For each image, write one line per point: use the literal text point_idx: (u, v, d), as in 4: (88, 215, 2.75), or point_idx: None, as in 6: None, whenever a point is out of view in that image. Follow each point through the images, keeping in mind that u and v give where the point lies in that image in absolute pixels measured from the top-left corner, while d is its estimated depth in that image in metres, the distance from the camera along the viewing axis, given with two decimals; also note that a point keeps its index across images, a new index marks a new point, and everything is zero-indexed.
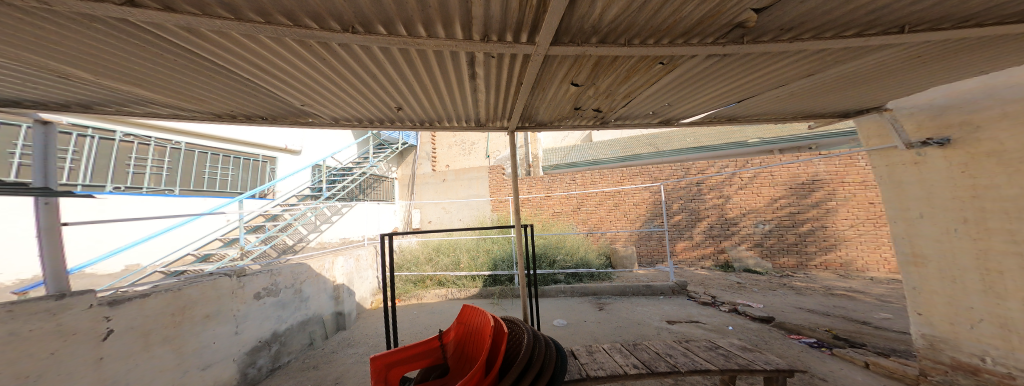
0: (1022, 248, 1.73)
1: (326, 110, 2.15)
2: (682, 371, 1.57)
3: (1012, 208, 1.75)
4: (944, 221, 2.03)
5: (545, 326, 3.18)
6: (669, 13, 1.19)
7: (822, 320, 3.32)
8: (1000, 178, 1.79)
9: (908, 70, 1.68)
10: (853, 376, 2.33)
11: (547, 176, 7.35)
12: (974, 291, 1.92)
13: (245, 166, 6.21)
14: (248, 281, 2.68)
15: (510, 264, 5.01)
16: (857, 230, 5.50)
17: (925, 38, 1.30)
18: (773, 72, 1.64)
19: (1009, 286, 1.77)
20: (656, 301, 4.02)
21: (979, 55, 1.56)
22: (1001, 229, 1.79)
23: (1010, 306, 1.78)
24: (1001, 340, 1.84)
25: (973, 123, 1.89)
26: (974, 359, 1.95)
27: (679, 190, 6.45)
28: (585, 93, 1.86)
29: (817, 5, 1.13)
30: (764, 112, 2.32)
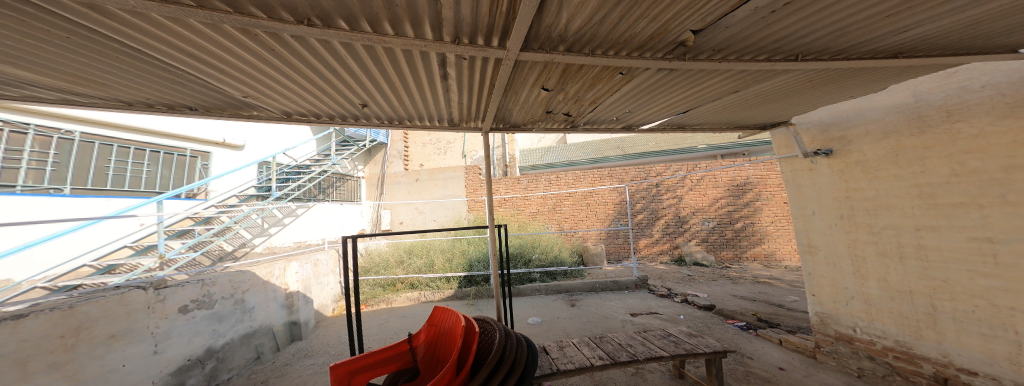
0: (876, 239, 2.24)
1: (278, 103, 2.00)
2: (640, 359, 1.71)
3: (871, 206, 2.26)
4: (828, 217, 2.55)
5: (521, 325, 3.25)
6: (625, 28, 1.31)
7: (750, 304, 3.82)
8: (862, 182, 2.29)
9: (807, 91, 2.04)
10: (772, 352, 2.71)
11: (524, 177, 7.41)
12: (848, 274, 2.43)
13: (167, 162, 5.42)
14: (169, 294, 2.39)
15: (487, 264, 5.01)
16: (781, 226, 6.37)
17: (819, 64, 1.59)
18: (710, 87, 1.86)
19: (869, 270, 2.29)
20: (621, 295, 4.29)
21: (854, 82, 1.95)
22: (864, 224, 2.30)
23: (869, 285, 2.30)
24: (862, 312, 2.36)
25: (852, 138, 2.34)
26: (849, 330, 2.45)
27: (642, 191, 6.92)
28: (555, 98, 1.95)
29: (737, 33, 1.33)
30: (707, 122, 2.61)
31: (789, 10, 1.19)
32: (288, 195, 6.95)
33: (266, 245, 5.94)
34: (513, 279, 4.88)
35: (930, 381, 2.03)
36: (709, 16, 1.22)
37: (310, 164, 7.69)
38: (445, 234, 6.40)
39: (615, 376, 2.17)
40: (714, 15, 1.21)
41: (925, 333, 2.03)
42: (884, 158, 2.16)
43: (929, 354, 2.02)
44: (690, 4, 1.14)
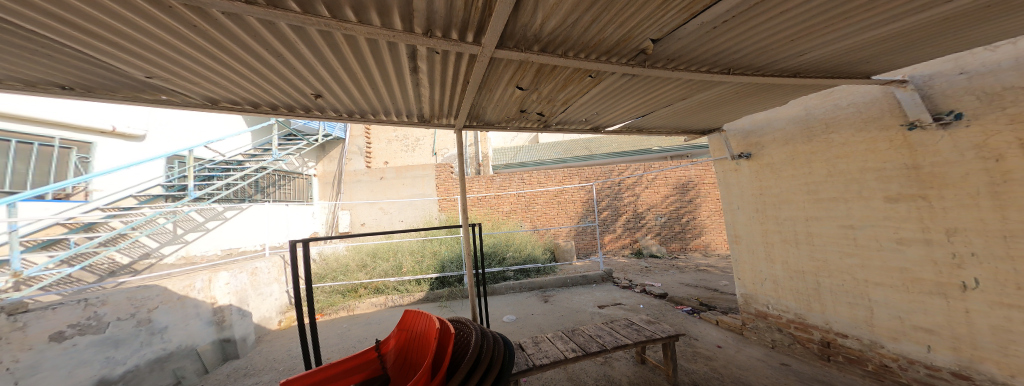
0: (781, 228, 2.73)
1: (201, 88, 1.66)
2: (609, 348, 1.84)
3: (778, 201, 2.73)
4: (748, 211, 3.00)
5: (495, 323, 3.25)
6: (595, 31, 1.34)
7: (694, 290, 4.31)
8: (772, 181, 2.75)
9: (733, 102, 2.35)
10: (711, 332, 3.11)
11: (497, 176, 7.32)
12: (763, 261, 2.91)
13: (21, 155, 3.98)
14: (32, 320, 1.92)
15: (460, 265, 4.89)
16: (717, 220, 7.30)
17: (748, 77, 1.85)
18: (662, 94, 2.04)
19: (778, 255, 2.77)
20: (590, 289, 4.52)
21: (769, 95, 2.31)
22: (773, 216, 2.78)
23: (777, 267, 2.79)
24: (771, 290, 2.85)
25: (766, 143, 2.78)
26: (764, 307, 2.92)
27: (607, 189, 7.32)
28: (529, 97, 1.98)
29: (687, 44, 1.47)
30: (661, 126, 2.87)
31: (729, 26, 1.35)
32: (212, 195, 5.93)
33: (179, 255, 5.01)
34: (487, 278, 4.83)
35: (818, 345, 2.53)
36: (665, 27, 1.32)
37: (245, 159, 6.68)
38: (411, 235, 6.08)
39: (586, 366, 2.30)
40: (670, 26, 1.32)
41: (812, 305, 2.54)
42: (786, 161, 2.63)
43: (818, 323, 2.52)
44: (652, 13, 1.23)
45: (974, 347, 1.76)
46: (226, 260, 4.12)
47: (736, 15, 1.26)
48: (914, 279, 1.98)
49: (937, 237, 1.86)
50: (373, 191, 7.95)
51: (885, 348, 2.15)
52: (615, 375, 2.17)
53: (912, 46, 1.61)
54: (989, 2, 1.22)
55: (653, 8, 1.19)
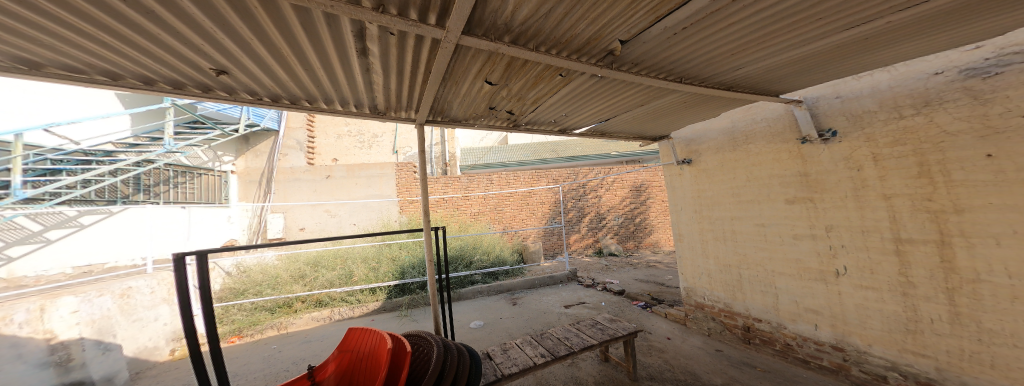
0: (714, 227, 3.04)
1: (7, 44, 1.14)
2: (577, 351, 1.82)
3: (712, 203, 3.03)
4: (689, 213, 3.30)
5: (461, 330, 3.06)
6: (567, 27, 1.27)
7: (646, 285, 4.64)
8: (707, 185, 3.06)
9: (679, 112, 2.56)
10: (660, 324, 3.36)
11: (464, 176, 7.02)
12: (701, 257, 3.21)
13: None
14: None
15: (423, 270, 4.55)
16: (665, 220, 8.01)
17: (696, 87, 1.99)
18: (625, 98, 2.11)
19: (712, 251, 3.08)
20: (558, 289, 4.57)
21: (706, 107, 2.55)
22: (710, 216, 3.07)
23: (710, 262, 3.11)
24: (708, 284, 3.15)
25: (703, 151, 3.07)
26: (701, 298, 3.22)
27: (573, 191, 7.54)
28: (499, 93, 1.88)
29: (651, 48, 1.50)
30: (622, 130, 3.00)
31: (687, 33, 1.40)
32: (56, 196, 4.67)
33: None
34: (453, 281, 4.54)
35: (741, 329, 2.85)
36: (633, 29, 1.32)
37: (122, 149, 5.35)
38: (360, 240, 5.45)
39: (555, 369, 2.28)
40: (638, 28, 1.32)
41: (735, 294, 2.89)
42: (718, 167, 2.94)
43: (741, 310, 2.85)
44: (622, 12, 1.20)
45: (847, 323, 2.16)
46: (89, 278, 3.14)
47: (694, 21, 1.30)
48: (806, 268, 2.36)
49: (819, 233, 2.27)
50: (316, 191, 7.03)
51: (787, 328, 2.52)
52: (582, 376, 2.19)
53: (814, 69, 1.89)
54: (871, 34, 1.47)
55: (624, 6, 1.17)
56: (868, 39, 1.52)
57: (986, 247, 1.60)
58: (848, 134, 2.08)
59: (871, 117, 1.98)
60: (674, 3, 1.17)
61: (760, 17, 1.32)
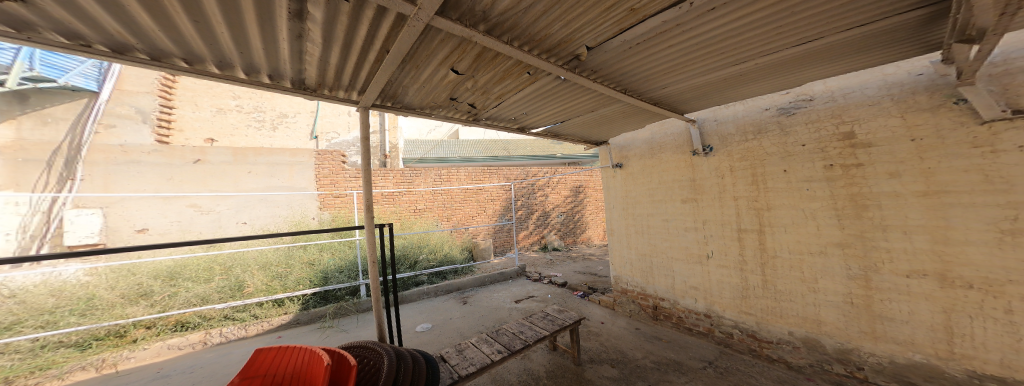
0: (636, 223, 3.46)
1: None
2: (532, 343, 1.89)
3: (635, 203, 3.45)
4: (617, 211, 3.69)
5: (405, 336, 2.85)
6: (543, 26, 1.28)
7: (582, 276, 5.11)
8: (632, 187, 3.46)
9: (618, 120, 2.84)
10: (593, 310, 3.73)
11: (408, 170, 6.45)
12: (625, 250, 3.63)
13: None
14: None
15: (353, 275, 4.11)
16: (597, 217, 8.92)
17: (636, 99, 2.24)
18: (582, 103, 2.24)
19: (634, 243, 3.50)
20: (508, 285, 4.67)
21: (636, 119, 2.90)
22: (634, 214, 3.47)
23: (631, 253, 3.55)
24: (631, 273, 3.57)
25: (631, 157, 3.45)
26: (624, 286, 3.66)
27: (522, 189, 7.71)
28: (463, 84, 1.79)
29: (609, 59, 1.62)
30: (570, 133, 3.18)
31: (640, 49, 1.56)
32: None
33: None
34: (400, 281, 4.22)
35: (651, 308, 3.33)
36: (599, 37, 1.40)
37: None
38: (255, 241, 4.53)
39: (508, 365, 2.33)
40: (603, 37, 1.41)
41: (646, 278, 3.37)
42: (641, 171, 3.35)
43: (652, 292, 3.33)
44: (594, 19, 1.27)
45: (716, 296, 2.77)
46: None
47: (648, 38, 1.46)
48: (695, 255, 2.90)
49: (699, 225, 2.85)
50: (170, 180, 5.23)
51: (680, 304, 3.05)
52: (534, 367, 2.29)
53: (709, 95, 2.30)
54: (749, 70, 1.87)
55: (596, 14, 1.23)
56: (751, 74, 1.93)
57: (810, 237, 2.23)
58: (721, 149, 2.67)
59: (730, 138, 2.62)
60: (636, 18, 1.28)
61: (694, 43, 1.54)
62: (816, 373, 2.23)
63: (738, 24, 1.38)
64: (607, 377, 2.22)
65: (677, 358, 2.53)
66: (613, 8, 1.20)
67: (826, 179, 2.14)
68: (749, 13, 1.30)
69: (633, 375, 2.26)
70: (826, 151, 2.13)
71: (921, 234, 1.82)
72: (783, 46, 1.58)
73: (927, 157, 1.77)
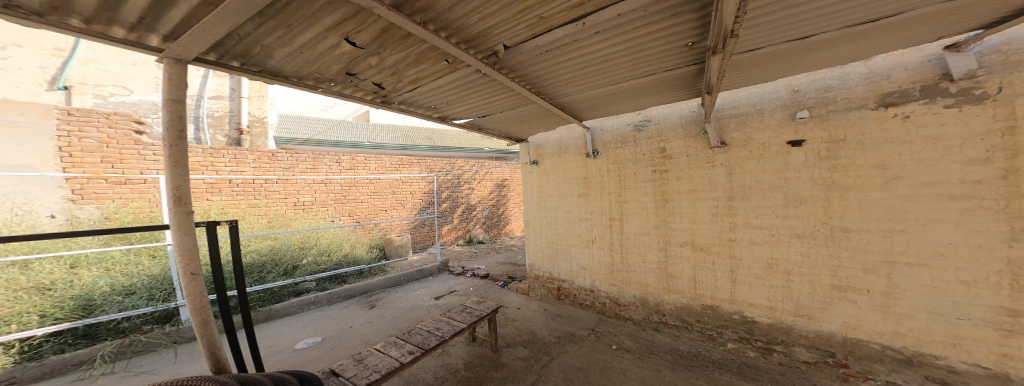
0: (547, 216, 3.75)
1: None
2: (449, 339, 1.88)
3: (545, 198, 3.74)
4: (532, 205, 3.91)
5: (282, 357, 2.39)
6: (460, 14, 1.25)
7: (499, 266, 5.34)
8: (546, 183, 3.71)
9: (533, 120, 3.02)
10: (508, 297, 3.96)
11: (285, 153, 5.19)
12: (536, 239, 3.90)
13: None
14: None
15: (158, 291, 2.97)
16: (518, 210, 9.47)
17: (547, 102, 2.41)
18: (502, 100, 2.30)
19: (546, 233, 3.78)
20: (428, 282, 4.50)
21: (542, 122, 3.16)
22: (546, 207, 3.75)
23: (540, 243, 3.85)
24: (541, 259, 3.86)
25: (545, 155, 3.70)
26: (536, 275, 3.94)
27: (438, 182, 7.32)
28: (365, 60, 1.60)
29: (525, 61, 1.71)
30: (493, 128, 3.23)
31: (551, 57, 1.69)
32: None
33: None
34: (274, 294, 3.46)
35: (556, 290, 3.72)
36: (514, 38, 1.47)
37: None
38: None
39: (424, 364, 2.25)
40: (518, 39, 1.48)
41: (553, 263, 3.73)
42: (553, 168, 3.64)
43: (557, 276, 3.70)
44: (509, 19, 1.31)
45: (597, 273, 3.30)
46: None
47: (554, 48, 1.59)
48: (586, 240, 3.37)
49: (592, 216, 3.30)
50: None
51: (575, 283, 3.51)
52: (453, 362, 2.28)
53: (597, 107, 2.68)
54: (623, 91, 2.24)
55: (511, 14, 1.28)
56: (628, 94, 2.32)
57: (652, 224, 2.87)
58: (603, 153, 3.17)
59: (609, 145, 3.12)
60: (545, 26, 1.39)
61: (586, 59, 1.74)
62: (646, 323, 2.97)
63: (616, 49, 1.62)
64: (520, 358, 2.39)
65: (571, 330, 2.92)
66: (525, 13, 1.27)
67: (652, 180, 2.85)
68: (623, 40, 1.54)
69: (542, 352, 2.49)
70: (652, 161, 2.84)
71: (687, 218, 2.67)
72: (641, 75, 1.96)
73: (692, 168, 2.62)
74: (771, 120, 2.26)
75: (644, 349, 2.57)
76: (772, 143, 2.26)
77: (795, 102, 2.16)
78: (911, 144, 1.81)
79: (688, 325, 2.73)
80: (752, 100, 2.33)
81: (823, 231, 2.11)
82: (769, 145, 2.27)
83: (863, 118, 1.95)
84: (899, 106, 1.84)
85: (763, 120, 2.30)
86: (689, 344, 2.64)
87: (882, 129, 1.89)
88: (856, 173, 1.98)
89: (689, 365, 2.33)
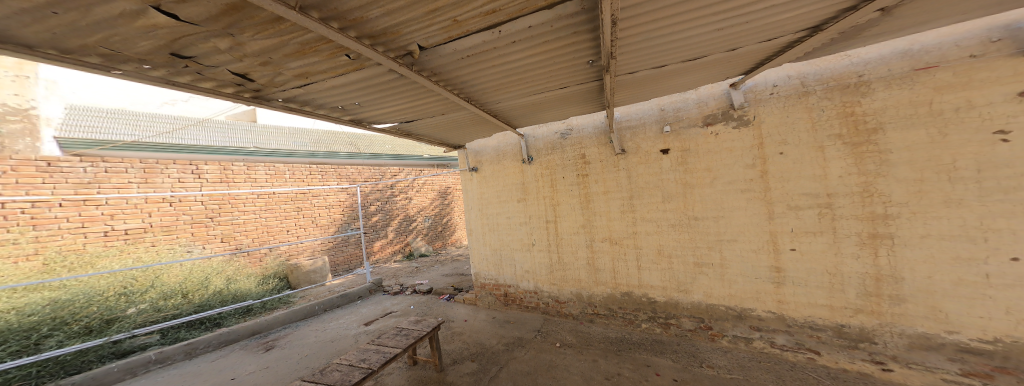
0: (489, 222, 3.71)
1: None
2: (376, 369, 1.68)
3: (486, 205, 3.71)
4: (472, 213, 3.85)
5: None
6: (357, 6, 1.14)
7: (444, 279, 5.12)
8: (486, 190, 3.69)
9: (466, 127, 2.99)
10: (454, 309, 3.79)
11: (81, 162, 3.72)
12: (479, 245, 3.84)
13: None
14: None
15: None
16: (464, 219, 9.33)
17: (479, 109, 2.40)
18: (426, 104, 2.23)
19: (489, 239, 3.74)
20: (354, 307, 4.05)
21: (474, 130, 3.15)
22: (488, 214, 3.71)
23: (484, 250, 3.80)
24: (487, 266, 3.79)
25: (484, 162, 3.69)
26: (482, 284, 3.86)
27: (356, 196, 6.70)
28: (207, 41, 1.31)
29: (445, 65, 1.68)
30: (425, 134, 3.14)
31: (472, 63, 1.69)
32: None
33: None
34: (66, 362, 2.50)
35: (503, 296, 3.68)
36: (430, 39, 1.42)
37: None
38: None
39: None
40: (434, 40, 1.44)
41: (499, 269, 3.69)
42: (493, 175, 3.63)
43: (503, 281, 3.67)
44: (419, 19, 1.26)
45: (539, 275, 3.38)
46: None
47: (475, 53, 1.58)
48: (527, 244, 3.43)
49: (532, 220, 3.38)
50: None
51: (520, 286, 3.53)
52: None
53: (527, 115, 2.78)
54: (547, 100, 2.36)
55: (420, 14, 1.23)
56: (551, 104, 2.48)
57: (584, 222, 3.06)
58: (537, 159, 3.29)
59: (541, 151, 3.26)
60: (461, 30, 1.37)
61: (508, 68, 1.78)
62: (582, 315, 3.14)
63: (535, 60, 1.69)
64: (468, 375, 2.26)
65: (519, 335, 2.92)
66: (437, 14, 1.24)
67: (577, 184, 3.07)
68: (539, 52, 1.61)
69: (490, 363, 2.41)
70: (577, 166, 3.06)
71: (609, 216, 2.93)
72: (563, 86, 2.08)
73: (605, 171, 2.92)
74: (649, 133, 2.72)
75: (582, 342, 2.71)
76: (650, 151, 2.72)
77: (661, 119, 2.66)
78: (720, 154, 2.44)
79: (617, 312, 2.96)
80: (637, 116, 2.76)
81: (685, 219, 2.61)
82: (648, 153, 2.72)
83: (696, 134, 2.53)
84: (713, 125, 2.46)
85: (643, 132, 2.74)
86: (612, 329, 2.93)
87: (706, 142, 2.49)
88: (704, 174, 2.51)
89: (617, 350, 2.55)
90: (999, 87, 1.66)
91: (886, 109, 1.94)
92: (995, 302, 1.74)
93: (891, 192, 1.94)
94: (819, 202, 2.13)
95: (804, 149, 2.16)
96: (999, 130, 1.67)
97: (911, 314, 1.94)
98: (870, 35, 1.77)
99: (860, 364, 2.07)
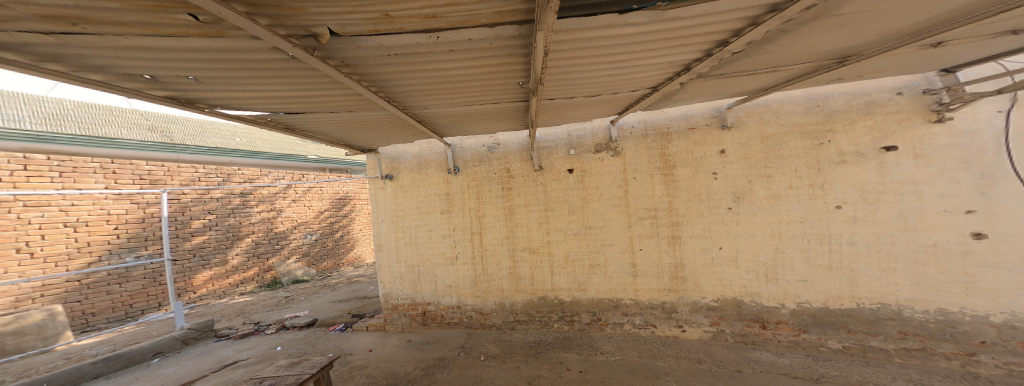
0: (405, 236, 3.41)
1: None
2: None
3: (401, 217, 3.41)
4: (384, 227, 3.46)
5: None
6: None
7: (342, 305, 4.44)
8: (401, 200, 3.40)
9: (381, 129, 2.70)
10: (359, 339, 3.29)
11: None
12: (387, 259, 3.48)
13: None
14: None
15: None
16: (364, 233, 8.69)
17: (401, 112, 2.22)
18: (323, 96, 1.90)
19: (404, 254, 3.42)
20: (146, 371, 2.89)
21: (383, 134, 2.87)
22: (404, 226, 3.41)
23: (393, 267, 3.46)
24: (404, 285, 3.43)
25: (402, 169, 3.40)
26: (390, 305, 3.48)
27: (126, 208, 4.82)
28: None
29: (362, 57, 1.49)
30: (315, 131, 2.68)
31: (395, 62, 1.56)
32: None
33: None
34: None
35: (420, 316, 3.40)
36: (349, 26, 1.25)
37: None
38: None
39: None
40: (353, 29, 1.27)
41: (416, 287, 3.40)
42: (412, 184, 3.39)
43: (421, 300, 3.40)
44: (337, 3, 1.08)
45: (462, 288, 3.29)
46: None
47: (405, 53, 1.48)
48: (450, 258, 3.30)
49: (455, 232, 3.29)
50: None
51: (442, 303, 3.34)
52: None
53: (449, 125, 2.73)
54: (470, 113, 2.38)
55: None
56: (476, 118, 2.52)
57: (506, 232, 3.17)
58: (464, 170, 3.25)
59: (469, 162, 3.24)
60: (390, 26, 1.26)
61: (441, 74, 1.73)
62: (507, 324, 3.19)
63: (470, 72, 1.71)
64: None
65: (440, 355, 2.75)
66: (363, 4, 1.10)
67: (502, 196, 3.17)
68: (475, 65, 1.63)
69: None
70: (504, 181, 3.17)
71: (524, 227, 3.13)
72: (486, 101, 2.15)
73: (527, 185, 3.11)
74: (560, 153, 3.06)
75: (505, 351, 2.76)
76: (556, 160, 3.06)
77: (569, 143, 3.04)
78: (604, 176, 2.96)
79: (526, 318, 3.15)
80: (550, 139, 3.08)
81: (582, 229, 3.02)
82: (554, 169, 3.06)
83: (590, 157, 3.00)
84: (600, 152, 2.97)
85: (550, 151, 3.08)
86: (534, 334, 3.08)
87: (601, 163, 2.97)
88: (591, 189, 3.00)
89: (536, 353, 2.69)
90: (714, 147, 2.75)
91: (711, 148, 2.75)
92: (716, 274, 2.79)
93: (680, 208, 2.82)
94: (660, 211, 2.86)
95: (643, 176, 2.89)
96: (713, 172, 2.75)
97: (727, 293, 2.77)
98: (678, 100, 2.51)
99: (671, 330, 2.87)
